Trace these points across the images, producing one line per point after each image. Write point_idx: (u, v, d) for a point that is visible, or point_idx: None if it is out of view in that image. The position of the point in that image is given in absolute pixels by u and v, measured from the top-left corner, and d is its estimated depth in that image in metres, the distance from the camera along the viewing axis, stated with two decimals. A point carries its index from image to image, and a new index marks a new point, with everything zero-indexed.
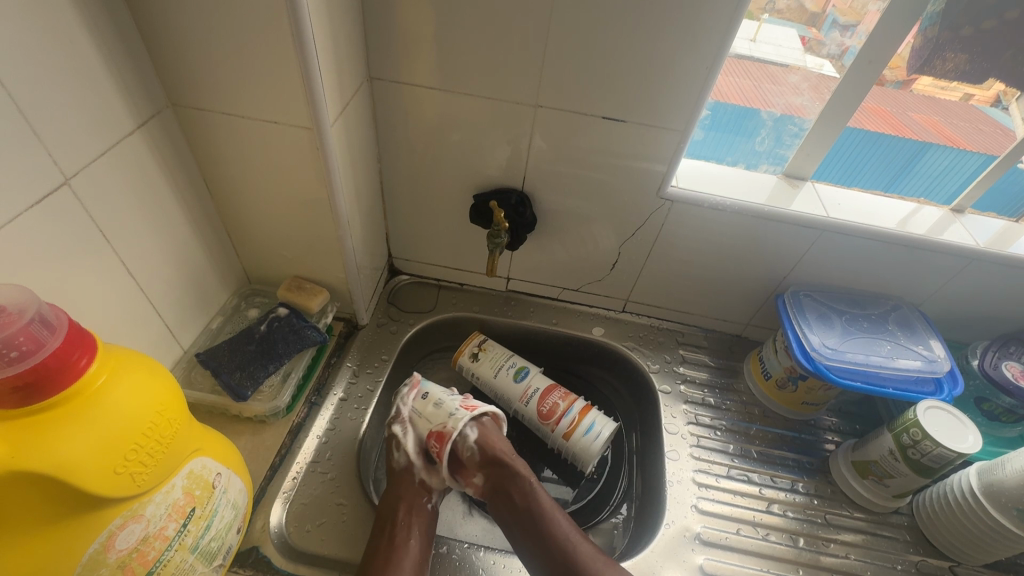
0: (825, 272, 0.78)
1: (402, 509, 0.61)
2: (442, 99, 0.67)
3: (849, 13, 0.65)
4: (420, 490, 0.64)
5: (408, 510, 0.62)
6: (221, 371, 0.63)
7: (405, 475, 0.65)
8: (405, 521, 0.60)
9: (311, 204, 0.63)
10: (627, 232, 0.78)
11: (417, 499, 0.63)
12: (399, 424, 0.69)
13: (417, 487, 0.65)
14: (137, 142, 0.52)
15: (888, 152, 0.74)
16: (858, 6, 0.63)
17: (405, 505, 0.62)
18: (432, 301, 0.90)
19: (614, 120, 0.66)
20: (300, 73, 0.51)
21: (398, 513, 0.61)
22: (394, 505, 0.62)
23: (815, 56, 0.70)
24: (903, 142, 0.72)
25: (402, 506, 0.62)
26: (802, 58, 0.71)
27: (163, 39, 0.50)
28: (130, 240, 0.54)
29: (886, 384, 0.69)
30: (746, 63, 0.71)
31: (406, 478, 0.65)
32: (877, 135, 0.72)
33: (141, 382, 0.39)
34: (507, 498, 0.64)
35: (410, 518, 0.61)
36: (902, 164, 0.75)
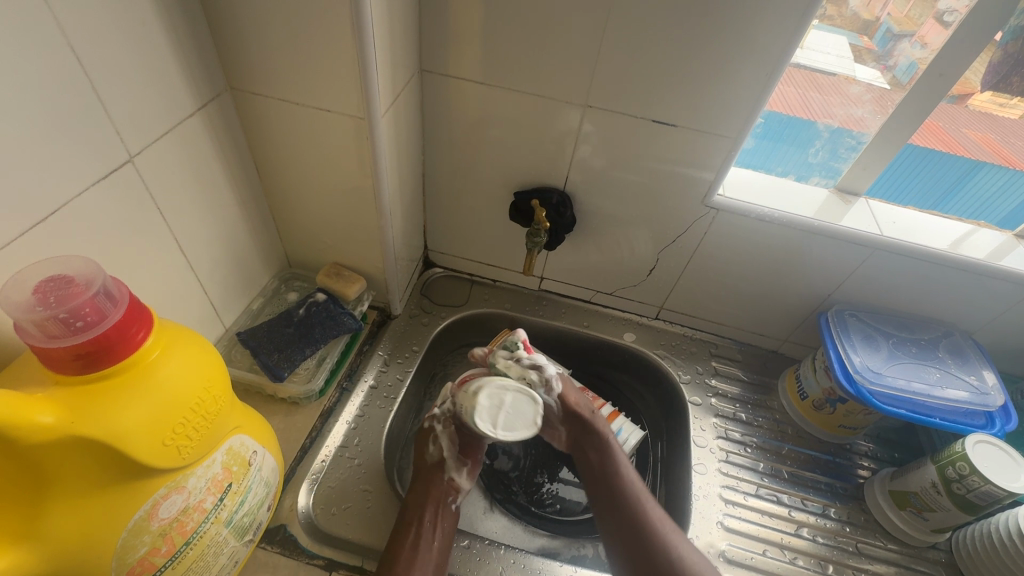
0: (873, 293, 0.75)
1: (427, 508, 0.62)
2: (489, 94, 0.67)
3: (906, 23, 0.65)
4: (446, 490, 0.65)
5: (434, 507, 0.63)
6: (260, 352, 0.64)
7: (436, 472, 0.66)
8: (431, 520, 0.61)
9: (355, 193, 0.64)
10: (665, 239, 0.77)
11: (438, 487, 0.64)
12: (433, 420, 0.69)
13: (445, 486, 0.65)
14: (196, 124, 0.54)
15: (938, 169, 0.71)
16: (916, 14, 0.63)
17: (432, 506, 0.63)
18: (465, 296, 0.90)
19: (663, 124, 0.64)
20: (357, 65, 0.51)
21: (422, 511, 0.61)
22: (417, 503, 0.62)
23: (867, 67, 0.68)
24: (954, 160, 0.69)
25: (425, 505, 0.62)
26: (851, 67, 0.69)
27: (227, 24, 0.51)
28: (183, 218, 0.55)
29: (932, 414, 0.66)
30: (797, 74, 0.68)
31: (436, 477, 0.65)
32: (929, 151, 0.69)
33: (191, 358, 0.41)
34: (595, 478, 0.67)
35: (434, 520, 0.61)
36: (953, 183, 0.72)
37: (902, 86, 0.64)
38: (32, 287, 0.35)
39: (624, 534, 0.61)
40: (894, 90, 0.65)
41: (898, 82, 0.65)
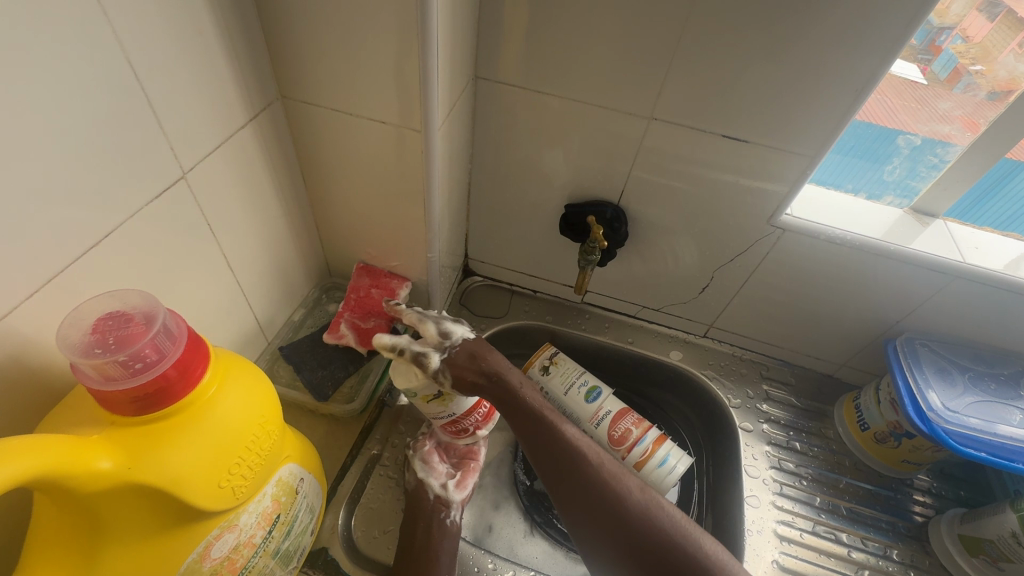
0: (949, 322, 0.70)
1: (421, 536, 0.57)
2: (546, 103, 0.63)
3: (948, 17, 0.58)
4: (433, 506, 0.59)
5: (427, 532, 0.58)
6: (303, 368, 0.62)
7: (419, 490, 0.61)
8: (426, 546, 0.57)
9: (404, 206, 0.62)
10: (723, 257, 0.73)
11: (424, 500, 0.60)
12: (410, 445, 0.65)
13: (432, 501, 0.60)
14: (247, 136, 0.51)
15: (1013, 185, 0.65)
16: (961, 9, 0.58)
17: (423, 525, 0.58)
18: (505, 307, 0.88)
19: (734, 139, 0.60)
20: (418, 77, 0.48)
21: (419, 540, 0.57)
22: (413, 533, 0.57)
23: (901, 63, 0.62)
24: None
25: (420, 534, 0.57)
26: (893, 65, 0.61)
27: (284, 31, 0.49)
28: (232, 233, 0.53)
29: (1013, 458, 0.61)
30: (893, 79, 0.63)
31: (420, 492, 0.61)
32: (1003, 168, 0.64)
33: (248, 392, 0.39)
34: (539, 447, 0.59)
35: (430, 544, 0.57)
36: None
37: (945, 81, 0.63)
38: (89, 325, 0.33)
39: (602, 507, 0.56)
40: (936, 84, 0.64)
41: (935, 78, 0.63)
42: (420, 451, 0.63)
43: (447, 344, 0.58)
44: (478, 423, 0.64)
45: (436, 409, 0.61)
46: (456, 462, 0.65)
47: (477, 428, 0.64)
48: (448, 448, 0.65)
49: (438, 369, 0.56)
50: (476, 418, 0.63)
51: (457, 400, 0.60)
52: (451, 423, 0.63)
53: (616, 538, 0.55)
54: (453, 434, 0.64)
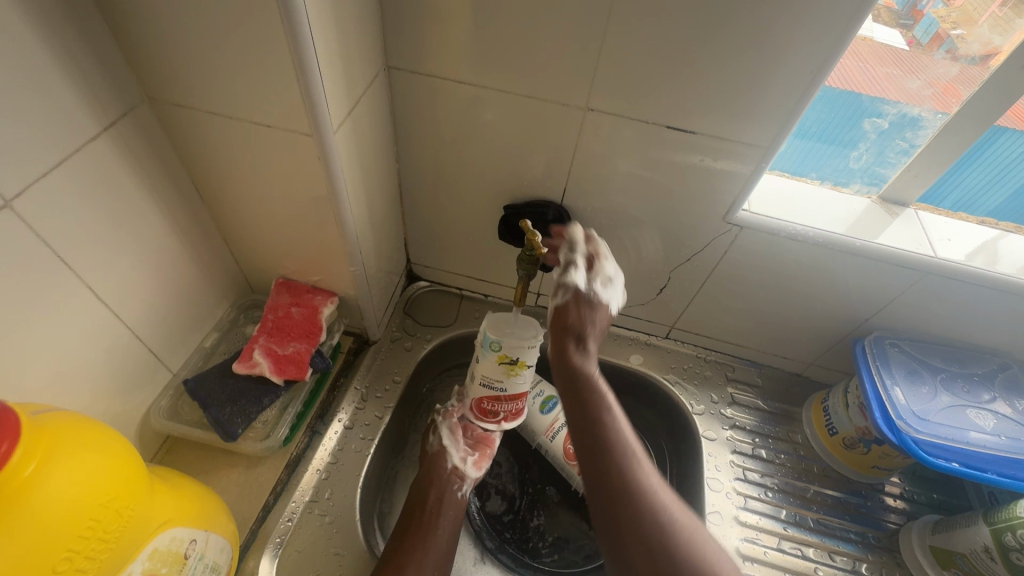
0: (921, 319, 0.65)
1: (432, 503, 0.61)
2: (469, 94, 0.56)
3: None
4: (448, 478, 0.64)
5: (438, 499, 0.62)
6: (210, 405, 0.55)
7: (437, 460, 0.65)
8: (436, 510, 0.61)
9: (313, 216, 0.55)
10: (678, 257, 0.67)
11: (441, 471, 0.64)
12: (439, 414, 0.69)
13: (447, 473, 0.64)
14: (104, 148, 0.44)
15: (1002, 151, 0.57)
16: None
17: (435, 491, 0.62)
18: (453, 315, 0.80)
19: (677, 129, 0.54)
20: (295, 70, 0.41)
21: (427, 505, 0.61)
22: (423, 495, 0.62)
23: (886, 28, 0.54)
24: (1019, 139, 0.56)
25: (431, 499, 0.62)
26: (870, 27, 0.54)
27: (135, 23, 0.41)
28: (97, 259, 0.46)
29: (986, 467, 0.57)
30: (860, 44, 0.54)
31: (437, 462, 0.65)
32: (991, 134, 0.56)
33: (81, 469, 0.34)
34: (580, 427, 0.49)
35: (439, 510, 0.61)
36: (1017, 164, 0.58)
37: (926, 47, 0.55)
38: None
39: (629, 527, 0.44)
40: (917, 51, 0.55)
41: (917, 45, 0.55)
42: (450, 423, 0.68)
43: (598, 291, 0.54)
44: (506, 415, 0.65)
45: (495, 374, 0.60)
46: (473, 442, 0.67)
47: (505, 417, 0.65)
48: (468, 427, 0.68)
49: (568, 284, 0.53)
50: (512, 407, 0.64)
51: (521, 377, 0.61)
52: (493, 398, 0.63)
53: None
54: (481, 412, 0.65)
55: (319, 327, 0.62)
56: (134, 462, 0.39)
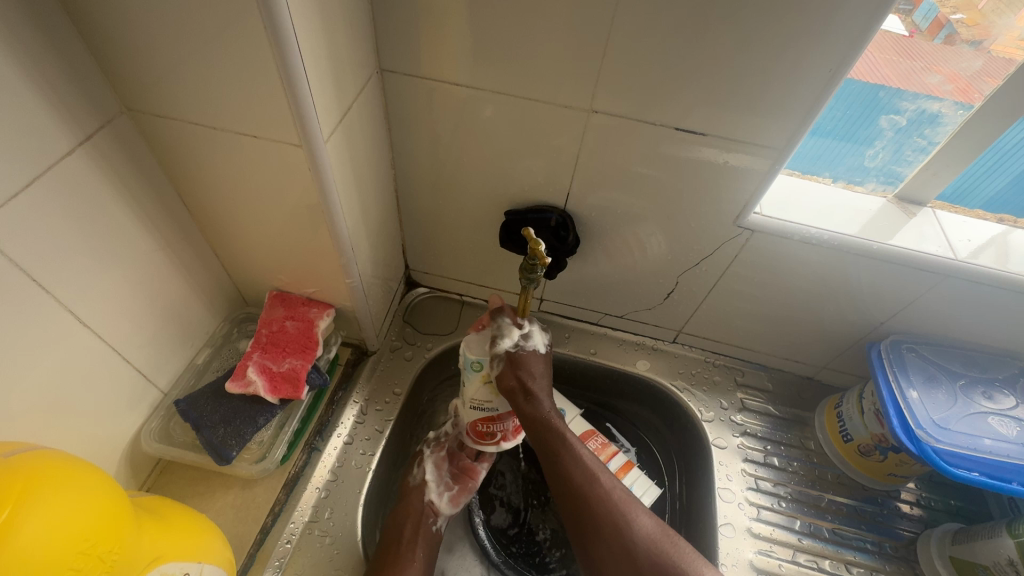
0: (939, 323, 0.62)
1: (406, 534, 0.59)
2: (466, 97, 0.54)
3: None
4: (423, 511, 0.62)
5: (413, 531, 0.60)
6: (202, 426, 0.53)
7: (414, 492, 0.63)
8: (408, 541, 0.59)
9: (306, 228, 0.52)
10: (686, 261, 0.65)
11: (419, 503, 0.62)
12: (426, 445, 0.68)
13: (423, 506, 0.62)
14: (81, 165, 0.41)
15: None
16: None
17: (409, 523, 0.60)
18: (454, 322, 0.78)
19: (686, 131, 0.52)
20: (281, 78, 0.39)
21: (401, 534, 0.59)
22: (397, 524, 0.60)
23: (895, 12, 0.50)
24: None
25: (405, 530, 0.59)
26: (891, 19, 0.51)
27: (108, 31, 0.38)
28: (78, 280, 0.44)
29: (1009, 477, 0.55)
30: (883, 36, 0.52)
31: (415, 495, 0.63)
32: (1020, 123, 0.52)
33: (59, 512, 0.32)
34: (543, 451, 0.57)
35: (412, 541, 0.59)
36: None
37: (926, 31, 0.52)
38: None
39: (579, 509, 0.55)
40: (915, 35, 0.52)
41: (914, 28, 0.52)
42: (435, 455, 0.67)
43: (524, 344, 0.58)
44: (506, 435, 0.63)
45: (485, 396, 0.59)
46: (456, 473, 0.66)
47: (503, 438, 0.63)
48: (454, 458, 0.67)
49: (500, 355, 0.57)
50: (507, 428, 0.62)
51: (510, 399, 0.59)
52: (487, 420, 0.61)
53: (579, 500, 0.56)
54: (478, 436, 0.62)
55: (315, 342, 0.60)
56: (118, 500, 0.37)
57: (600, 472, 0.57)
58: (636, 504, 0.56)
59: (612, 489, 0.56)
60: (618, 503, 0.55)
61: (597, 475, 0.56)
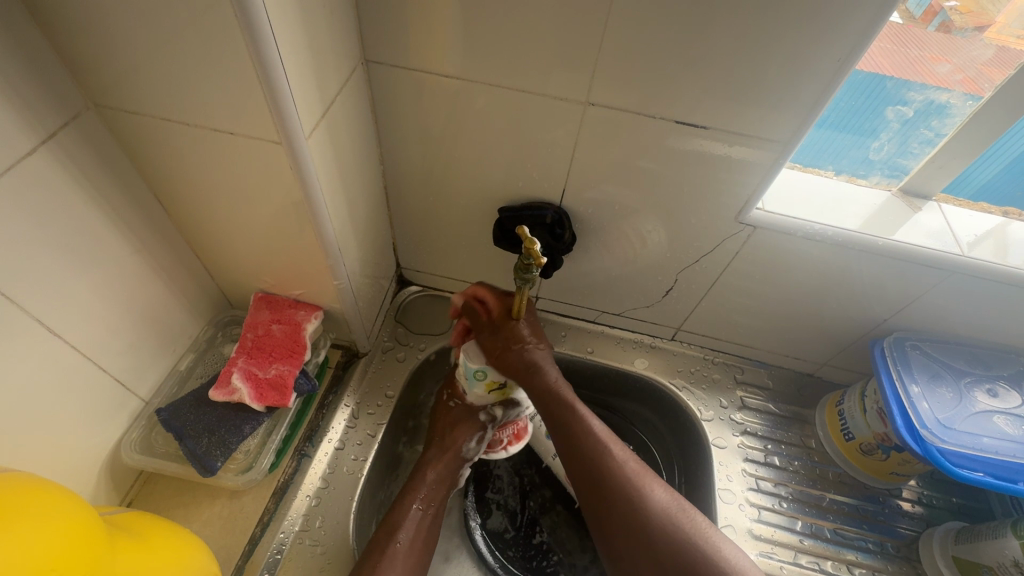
0: (944, 319, 0.61)
1: (434, 498, 0.60)
2: (456, 89, 0.51)
3: None
4: (450, 477, 0.62)
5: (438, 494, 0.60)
6: (185, 436, 0.51)
7: (454, 457, 0.63)
8: (430, 504, 0.59)
9: (290, 229, 0.50)
10: (685, 258, 0.63)
11: (452, 472, 0.62)
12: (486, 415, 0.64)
13: (454, 471, 0.63)
14: (45, 166, 0.39)
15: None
16: None
17: (440, 485, 0.61)
18: (447, 321, 0.76)
19: (686, 124, 0.50)
20: (258, 72, 0.36)
21: (427, 497, 0.59)
22: (424, 484, 0.60)
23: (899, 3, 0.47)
24: None
25: (431, 492, 0.60)
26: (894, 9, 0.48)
27: (69, 23, 0.36)
28: (46, 288, 0.41)
29: (1016, 477, 0.54)
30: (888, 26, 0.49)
31: (454, 460, 0.63)
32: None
33: (27, 530, 0.31)
34: (554, 422, 0.59)
35: (434, 504, 0.59)
36: None
37: (919, 19, 0.49)
38: None
39: (591, 478, 0.56)
40: (908, 24, 0.49)
41: (915, 19, 0.49)
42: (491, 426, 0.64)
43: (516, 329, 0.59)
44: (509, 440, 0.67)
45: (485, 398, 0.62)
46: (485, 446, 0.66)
47: (506, 445, 0.66)
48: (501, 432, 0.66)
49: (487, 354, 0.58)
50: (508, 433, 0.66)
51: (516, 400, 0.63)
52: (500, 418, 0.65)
53: (592, 470, 0.56)
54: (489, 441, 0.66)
55: (302, 346, 0.57)
56: (85, 521, 0.36)
57: (612, 443, 0.57)
58: (648, 475, 0.56)
59: (625, 462, 0.56)
60: (633, 471, 0.55)
61: (607, 444, 0.57)
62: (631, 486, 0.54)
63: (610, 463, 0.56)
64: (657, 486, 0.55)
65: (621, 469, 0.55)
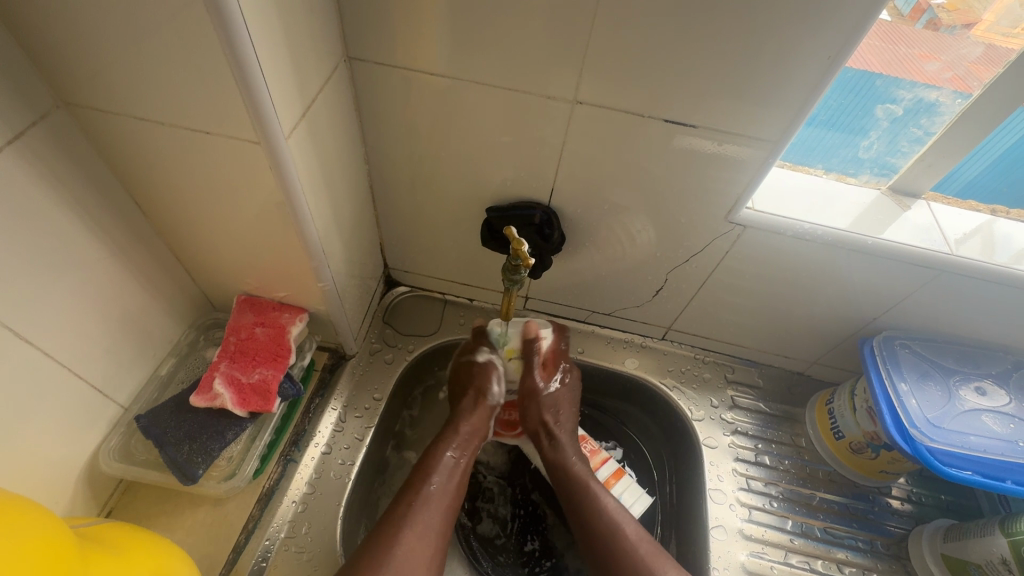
0: (933, 318, 0.61)
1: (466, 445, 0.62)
2: (441, 87, 0.50)
3: None
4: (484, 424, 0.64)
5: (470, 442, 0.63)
6: (165, 443, 0.50)
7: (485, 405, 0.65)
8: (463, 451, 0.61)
9: (272, 230, 0.49)
10: (675, 258, 0.63)
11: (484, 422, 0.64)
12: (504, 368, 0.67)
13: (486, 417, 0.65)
14: (12, 167, 0.37)
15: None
16: None
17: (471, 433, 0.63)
18: (436, 322, 0.75)
19: (675, 123, 0.49)
20: (234, 70, 0.35)
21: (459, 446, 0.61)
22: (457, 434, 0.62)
23: None
24: None
25: (463, 438, 0.62)
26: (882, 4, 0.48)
27: (34, 18, 0.34)
28: (15, 293, 0.40)
29: (1004, 476, 0.54)
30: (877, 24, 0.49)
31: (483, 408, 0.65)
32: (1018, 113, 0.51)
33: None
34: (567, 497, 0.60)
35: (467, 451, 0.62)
36: None
37: (908, 17, 0.49)
38: None
39: (602, 555, 0.56)
40: (896, 22, 0.49)
41: (901, 14, 0.49)
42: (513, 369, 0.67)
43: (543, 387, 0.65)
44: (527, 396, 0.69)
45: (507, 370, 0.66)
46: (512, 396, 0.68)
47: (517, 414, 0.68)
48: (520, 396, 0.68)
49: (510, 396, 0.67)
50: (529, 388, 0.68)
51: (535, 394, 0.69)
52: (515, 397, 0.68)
53: (603, 546, 0.56)
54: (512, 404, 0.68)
55: (286, 349, 0.56)
56: (54, 534, 0.34)
57: (625, 521, 0.57)
58: (661, 556, 0.55)
59: (637, 539, 0.56)
60: (645, 551, 0.55)
61: (618, 519, 0.57)
62: (640, 563, 0.54)
63: (620, 539, 0.56)
64: (665, 562, 0.55)
65: (632, 545, 0.55)
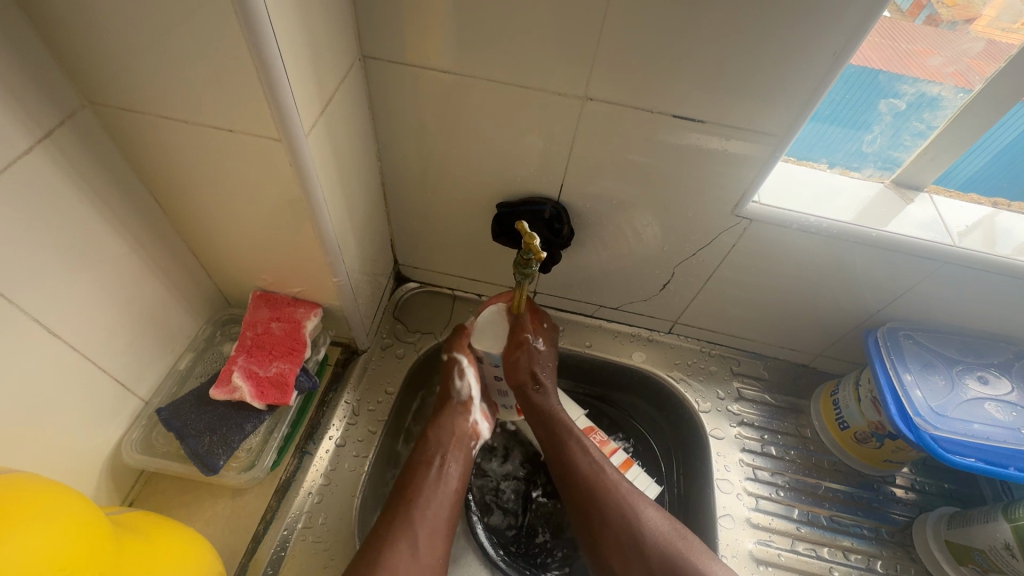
0: (935, 309, 0.62)
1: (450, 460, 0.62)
2: (452, 84, 0.51)
3: None
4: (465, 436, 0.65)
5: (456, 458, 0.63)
6: (187, 435, 0.51)
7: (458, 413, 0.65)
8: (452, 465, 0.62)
9: (289, 226, 0.50)
10: (682, 252, 0.64)
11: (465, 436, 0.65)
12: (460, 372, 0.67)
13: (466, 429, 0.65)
14: (42, 166, 0.38)
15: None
16: None
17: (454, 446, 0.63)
18: (445, 317, 0.76)
19: (683, 118, 0.50)
20: (257, 69, 0.36)
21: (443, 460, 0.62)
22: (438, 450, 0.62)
23: None
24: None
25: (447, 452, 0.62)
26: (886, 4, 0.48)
27: (64, 20, 0.35)
28: (44, 288, 0.41)
29: (1006, 462, 0.55)
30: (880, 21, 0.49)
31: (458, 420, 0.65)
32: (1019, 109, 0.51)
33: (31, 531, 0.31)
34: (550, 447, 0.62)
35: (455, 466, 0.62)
36: None
37: (907, 13, 0.49)
38: None
39: (582, 500, 0.58)
40: (896, 18, 0.49)
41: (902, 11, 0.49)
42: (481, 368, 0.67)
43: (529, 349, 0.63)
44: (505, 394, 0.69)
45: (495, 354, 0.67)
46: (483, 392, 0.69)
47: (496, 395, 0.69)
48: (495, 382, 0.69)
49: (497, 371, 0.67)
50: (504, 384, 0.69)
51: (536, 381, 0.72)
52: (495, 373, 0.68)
53: (583, 491, 0.59)
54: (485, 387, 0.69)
55: (302, 343, 0.57)
56: (86, 519, 0.35)
57: (605, 468, 0.60)
58: (644, 500, 0.58)
59: (619, 485, 0.59)
60: (626, 497, 0.58)
61: (602, 469, 0.59)
62: (623, 510, 0.57)
63: (604, 487, 0.58)
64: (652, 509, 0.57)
65: (616, 493, 0.58)
